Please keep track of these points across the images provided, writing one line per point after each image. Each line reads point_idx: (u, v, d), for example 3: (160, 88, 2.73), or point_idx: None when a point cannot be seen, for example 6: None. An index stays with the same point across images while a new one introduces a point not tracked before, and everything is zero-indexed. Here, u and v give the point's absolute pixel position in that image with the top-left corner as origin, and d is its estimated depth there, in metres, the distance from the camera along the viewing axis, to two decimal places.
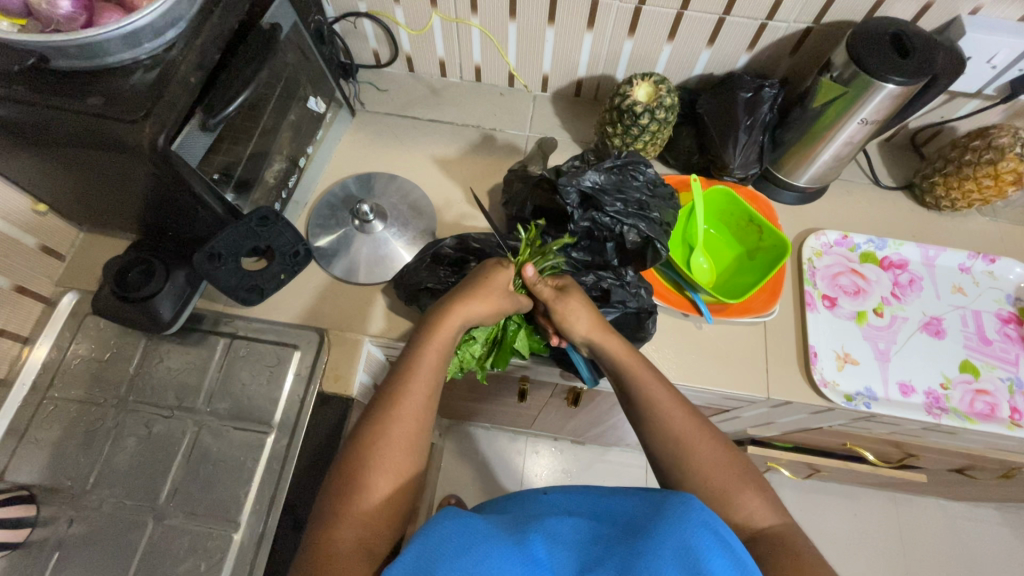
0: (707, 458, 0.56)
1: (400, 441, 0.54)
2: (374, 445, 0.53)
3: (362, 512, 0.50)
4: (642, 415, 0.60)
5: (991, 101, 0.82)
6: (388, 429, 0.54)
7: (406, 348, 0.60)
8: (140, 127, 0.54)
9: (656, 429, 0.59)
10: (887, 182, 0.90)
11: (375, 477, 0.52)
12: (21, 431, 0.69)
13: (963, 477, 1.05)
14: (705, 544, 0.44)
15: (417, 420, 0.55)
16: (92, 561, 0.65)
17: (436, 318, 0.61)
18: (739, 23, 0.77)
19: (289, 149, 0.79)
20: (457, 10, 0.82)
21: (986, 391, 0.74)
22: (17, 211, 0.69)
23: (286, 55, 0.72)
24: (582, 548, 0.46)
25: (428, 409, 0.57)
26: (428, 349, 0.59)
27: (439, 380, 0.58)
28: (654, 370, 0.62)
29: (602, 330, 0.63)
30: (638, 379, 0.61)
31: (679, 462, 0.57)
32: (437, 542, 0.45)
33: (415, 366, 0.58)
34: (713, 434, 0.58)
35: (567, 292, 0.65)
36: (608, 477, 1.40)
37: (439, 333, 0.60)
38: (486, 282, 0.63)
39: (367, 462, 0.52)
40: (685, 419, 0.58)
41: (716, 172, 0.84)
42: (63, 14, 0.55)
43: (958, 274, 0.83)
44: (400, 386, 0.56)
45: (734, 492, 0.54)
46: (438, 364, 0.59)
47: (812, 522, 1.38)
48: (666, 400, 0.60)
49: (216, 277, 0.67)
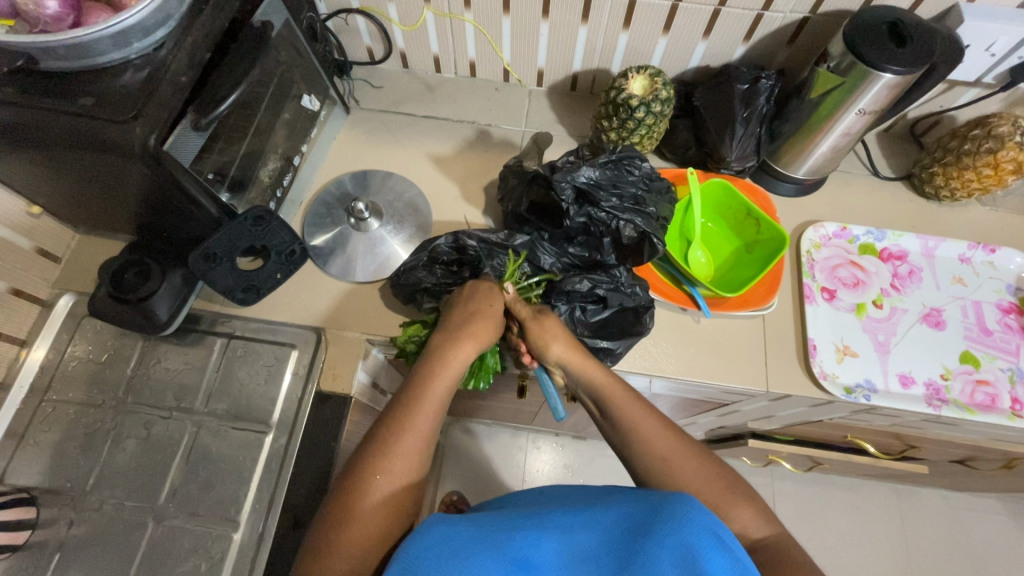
0: (693, 475, 0.56)
1: (403, 471, 0.54)
2: (376, 474, 0.53)
3: (357, 541, 0.50)
4: (619, 435, 0.60)
5: (990, 90, 0.81)
6: (391, 461, 0.54)
7: (409, 382, 0.60)
8: (130, 127, 0.53)
9: (635, 447, 0.59)
10: (886, 173, 0.90)
11: (375, 506, 0.52)
12: (20, 434, 0.70)
13: (965, 467, 1.05)
14: (703, 545, 0.44)
15: (421, 454, 0.55)
16: (93, 562, 0.65)
17: (445, 353, 0.62)
18: (735, 14, 0.76)
19: (283, 148, 0.78)
20: (450, 5, 0.81)
21: (987, 381, 0.74)
22: (11, 214, 0.68)
23: (278, 53, 0.71)
24: (580, 552, 0.46)
25: (431, 443, 0.57)
26: (436, 383, 0.59)
27: (444, 414, 0.59)
28: (631, 390, 0.62)
29: (577, 353, 0.65)
30: (615, 400, 0.61)
31: (662, 476, 0.57)
32: (437, 545, 0.45)
33: (420, 400, 0.58)
34: (697, 450, 0.58)
35: (545, 313, 0.68)
36: (610, 472, 1.40)
37: (445, 368, 0.61)
38: (484, 317, 0.65)
39: (368, 488, 0.52)
40: (665, 436, 0.58)
41: (714, 165, 0.83)
42: (50, 14, 0.54)
43: (958, 265, 0.82)
44: (405, 417, 0.56)
45: (721, 499, 0.54)
46: (445, 396, 0.59)
47: (813, 515, 1.38)
48: (644, 420, 0.59)
49: (211, 276, 0.67)
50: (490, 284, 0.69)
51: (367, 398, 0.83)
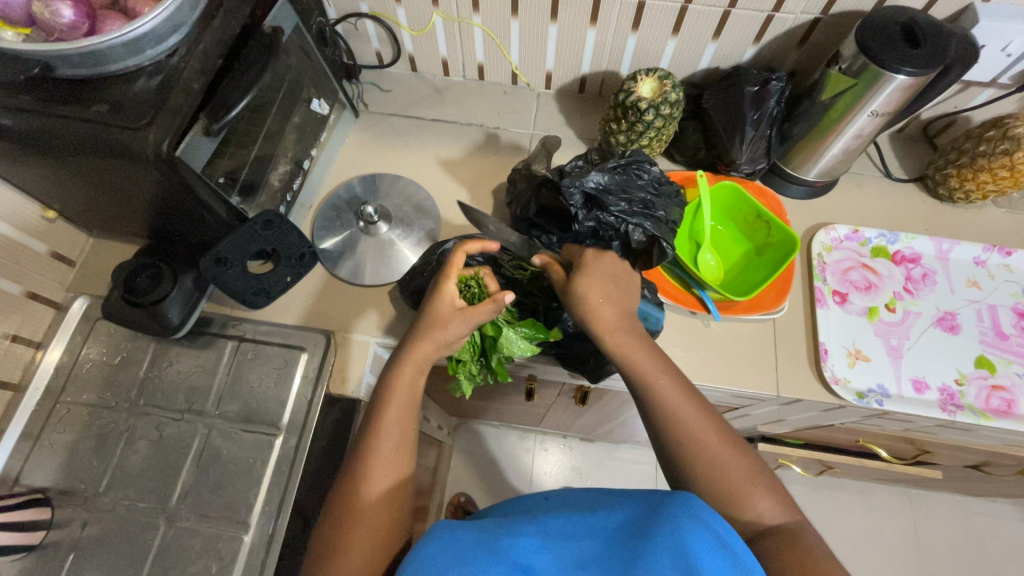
0: (720, 454, 0.56)
1: (386, 477, 0.56)
2: (354, 501, 0.54)
3: (362, 544, 0.52)
4: (646, 401, 0.60)
5: (1006, 90, 0.80)
6: (359, 494, 0.55)
7: (371, 405, 0.60)
8: (144, 135, 0.54)
9: (662, 419, 0.59)
10: (898, 174, 0.89)
11: (367, 519, 0.53)
12: (35, 435, 0.71)
13: (980, 473, 1.03)
14: (700, 543, 0.44)
15: (386, 483, 0.56)
16: (106, 562, 0.66)
17: (395, 366, 0.60)
18: (746, 15, 0.76)
19: (293, 151, 0.79)
20: (459, 9, 0.82)
21: (1003, 386, 0.73)
22: (28, 219, 0.70)
23: (288, 57, 0.72)
24: (579, 544, 0.47)
25: (400, 460, 0.57)
26: (391, 408, 0.58)
27: (407, 430, 0.58)
28: (668, 369, 0.61)
29: (608, 317, 0.63)
30: (649, 380, 0.60)
31: (684, 445, 0.57)
32: (438, 553, 0.45)
33: (379, 429, 0.57)
34: (727, 436, 0.58)
35: (576, 278, 0.65)
36: (619, 475, 1.39)
37: (394, 391, 0.59)
38: (428, 326, 0.60)
39: (345, 518, 0.53)
40: (698, 418, 0.59)
41: (724, 168, 0.83)
42: (66, 22, 0.55)
43: (973, 267, 0.81)
44: (371, 446, 0.57)
45: (743, 487, 0.55)
46: (400, 421, 0.58)
47: (824, 518, 1.36)
48: (677, 399, 0.59)
49: (223, 281, 0.67)
50: (444, 282, 0.61)
51: None
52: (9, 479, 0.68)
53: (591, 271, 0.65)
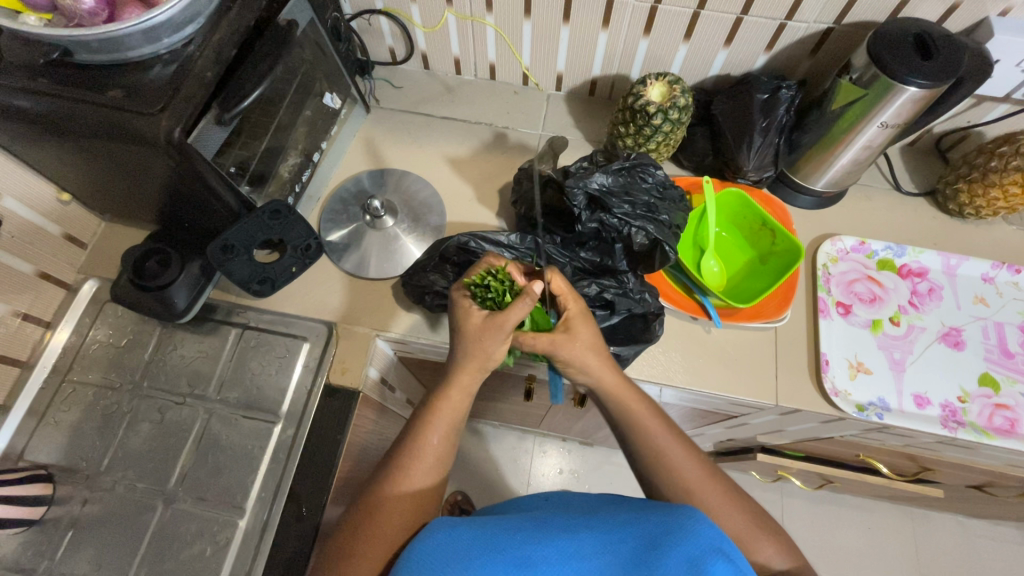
0: (713, 499, 0.57)
1: (412, 490, 0.55)
2: (375, 516, 0.54)
3: (377, 556, 0.52)
4: (622, 433, 0.62)
5: (1020, 106, 0.79)
6: (382, 508, 0.54)
7: (415, 420, 0.60)
8: (157, 120, 0.55)
9: (639, 447, 0.60)
10: (908, 187, 0.88)
11: (389, 535, 0.53)
12: (41, 412, 0.72)
13: (983, 494, 1.01)
14: (709, 555, 0.44)
15: (416, 504, 0.55)
16: (104, 541, 0.67)
17: (442, 391, 0.60)
18: (759, 23, 0.76)
19: (304, 144, 0.80)
20: (472, 9, 0.82)
21: (1007, 405, 0.72)
22: (41, 200, 0.71)
23: (302, 50, 0.73)
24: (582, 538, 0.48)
25: (434, 482, 0.57)
26: (433, 433, 0.58)
27: (448, 455, 0.59)
28: (658, 414, 0.62)
29: (596, 360, 0.61)
30: (641, 425, 0.60)
31: (663, 473, 0.58)
32: (445, 551, 0.47)
33: (417, 452, 0.57)
34: (720, 479, 0.59)
35: (572, 325, 0.62)
36: (618, 480, 1.39)
37: (440, 416, 0.59)
38: (471, 353, 0.60)
39: (361, 535, 0.53)
40: (691, 466, 0.58)
41: (731, 174, 0.83)
42: (86, 9, 0.56)
43: (981, 284, 0.80)
44: (407, 468, 0.56)
45: (749, 538, 0.56)
46: (441, 447, 0.58)
47: (823, 534, 1.35)
48: (669, 442, 0.59)
49: (228, 268, 0.68)
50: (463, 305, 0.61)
51: (378, 395, 0.83)
52: (14, 454, 0.70)
53: (587, 314, 0.63)
